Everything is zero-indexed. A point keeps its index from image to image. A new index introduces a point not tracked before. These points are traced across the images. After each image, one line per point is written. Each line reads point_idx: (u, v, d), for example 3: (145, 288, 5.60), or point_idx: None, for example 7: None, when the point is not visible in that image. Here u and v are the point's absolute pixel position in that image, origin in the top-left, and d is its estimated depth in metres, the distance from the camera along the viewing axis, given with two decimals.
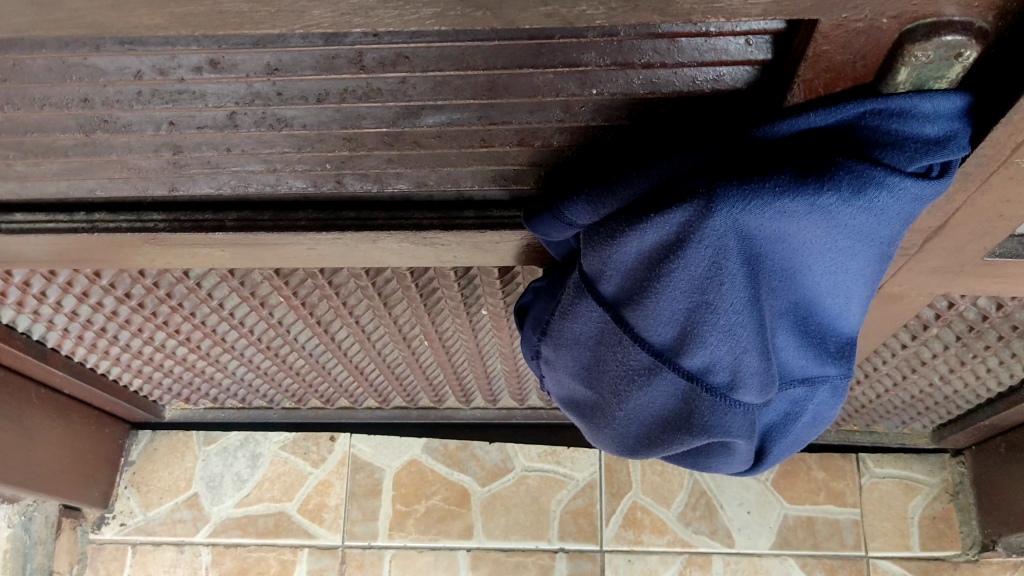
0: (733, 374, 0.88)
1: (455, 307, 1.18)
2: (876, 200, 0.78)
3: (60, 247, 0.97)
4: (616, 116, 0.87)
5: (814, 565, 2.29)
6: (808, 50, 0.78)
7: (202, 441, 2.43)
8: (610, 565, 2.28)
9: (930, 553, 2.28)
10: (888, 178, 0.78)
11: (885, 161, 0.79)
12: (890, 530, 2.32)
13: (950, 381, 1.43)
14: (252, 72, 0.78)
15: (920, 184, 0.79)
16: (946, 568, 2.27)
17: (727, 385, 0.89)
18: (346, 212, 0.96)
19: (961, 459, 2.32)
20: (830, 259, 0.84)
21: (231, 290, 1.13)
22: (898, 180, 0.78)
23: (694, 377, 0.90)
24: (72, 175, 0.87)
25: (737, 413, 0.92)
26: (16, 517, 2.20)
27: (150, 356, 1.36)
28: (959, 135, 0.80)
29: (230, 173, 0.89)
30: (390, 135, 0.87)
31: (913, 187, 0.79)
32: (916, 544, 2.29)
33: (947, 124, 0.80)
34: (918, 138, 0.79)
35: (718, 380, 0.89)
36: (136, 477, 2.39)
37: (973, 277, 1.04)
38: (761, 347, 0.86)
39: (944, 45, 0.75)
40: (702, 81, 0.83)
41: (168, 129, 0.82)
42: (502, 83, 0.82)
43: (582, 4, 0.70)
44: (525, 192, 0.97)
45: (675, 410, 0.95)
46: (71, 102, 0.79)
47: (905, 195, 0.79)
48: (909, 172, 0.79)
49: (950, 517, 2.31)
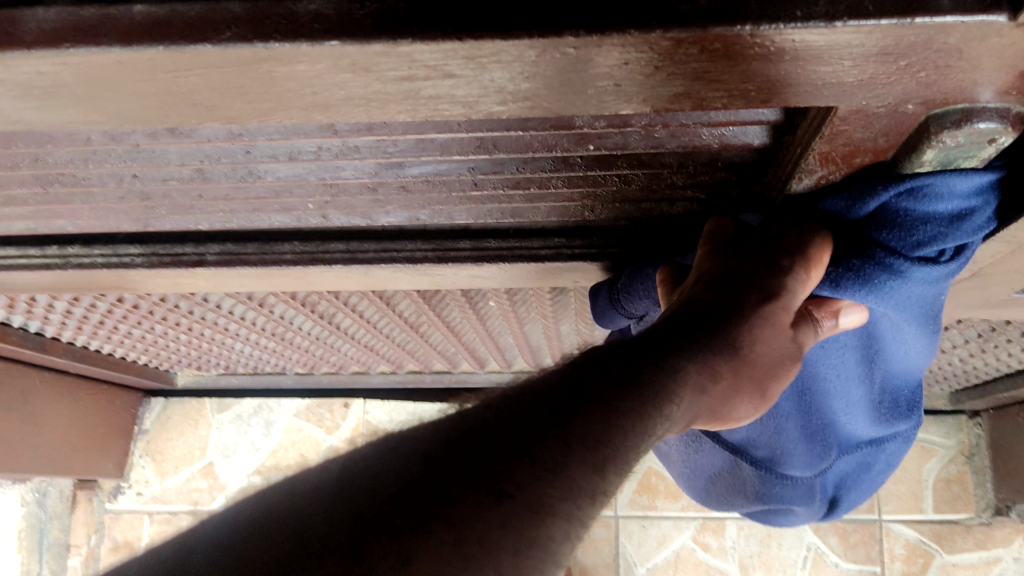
0: (772, 451, 1.02)
1: (461, 302, 1.12)
2: (883, 284, 0.76)
3: (38, 280, 0.95)
4: (616, 164, 0.80)
5: (827, 530, 2.20)
6: (824, 128, 0.69)
7: (214, 409, 2.42)
8: (624, 532, 2.28)
9: (945, 517, 2.14)
10: (900, 265, 0.75)
11: (891, 243, 0.75)
12: (900, 494, 2.18)
13: (969, 360, 1.45)
14: (213, 137, 0.72)
15: (927, 268, 0.75)
16: (959, 532, 2.13)
17: (769, 459, 1.02)
18: (336, 245, 0.92)
19: (980, 421, 2.14)
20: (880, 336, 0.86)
21: (229, 297, 1.08)
22: (902, 264, 0.75)
23: (738, 451, 1.03)
24: (41, 217, 0.84)
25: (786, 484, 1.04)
26: (31, 494, 2.39)
27: (156, 343, 1.30)
28: (976, 212, 0.73)
29: (205, 213, 0.85)
30: (373, 183, 0.82)
31: (919, 271, 0.75)
32: (929, 507, 2.15)
33: (967, 200, 0.72)
34: (934, 216, 0.73)
35: (759, 454, 1.02)
36: (150, 446, 2.41)
37: (1000, 296, 0.97)
38: (799, 435, 1.00)
39: (976, 131, 0.65)
40: (710, 139, 0.76)
41: (131, 181, 0.78)
42: (492, 140, 0.76)
43: (567, 97, 0.62)
44: (531, 222, 0.91)
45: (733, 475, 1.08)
46: (21, 163, 0.75)
47: (916, 279, 0.76)
48: (916, 256, 0.74)
49: (966, 479, 2.14)
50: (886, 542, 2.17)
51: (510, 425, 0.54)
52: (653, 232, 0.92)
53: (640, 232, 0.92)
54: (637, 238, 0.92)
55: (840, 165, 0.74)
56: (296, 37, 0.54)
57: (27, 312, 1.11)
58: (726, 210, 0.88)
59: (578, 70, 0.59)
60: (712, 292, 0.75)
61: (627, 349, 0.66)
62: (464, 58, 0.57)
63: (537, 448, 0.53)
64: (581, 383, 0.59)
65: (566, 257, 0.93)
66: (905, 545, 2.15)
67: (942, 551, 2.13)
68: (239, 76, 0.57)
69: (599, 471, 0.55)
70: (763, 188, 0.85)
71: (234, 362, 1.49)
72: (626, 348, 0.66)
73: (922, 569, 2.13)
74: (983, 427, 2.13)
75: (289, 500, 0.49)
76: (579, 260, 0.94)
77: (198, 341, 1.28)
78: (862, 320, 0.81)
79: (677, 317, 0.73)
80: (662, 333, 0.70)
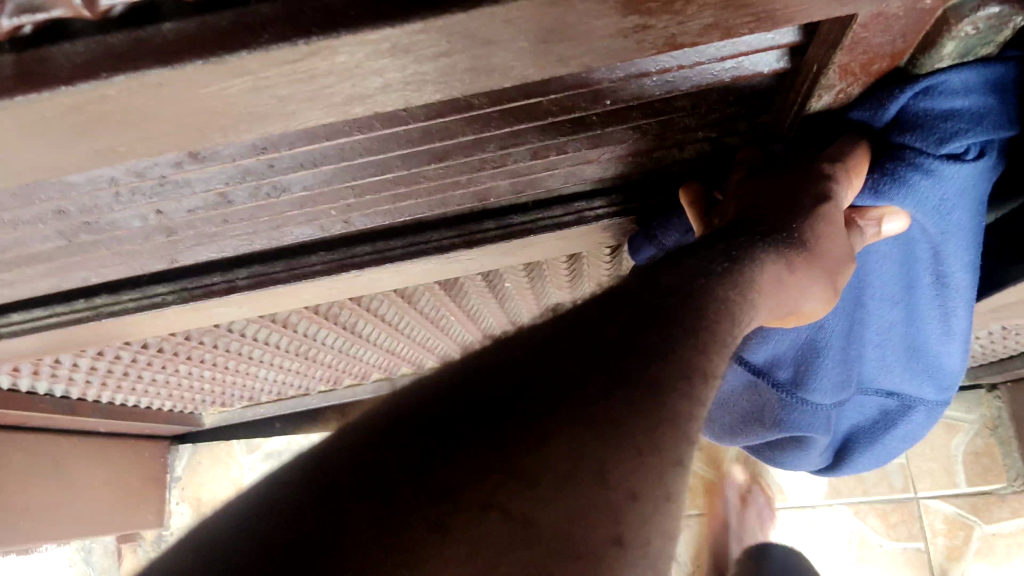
0: (796, 370, 0.99)
1: (480, 287, 1.12)
2: (916, 182, 0.74)
3: (65, 338, 0.96)
4: (631, 114, 0.79)
5: (868, 511, 2.14)
6: (843, 39, 0.67)
7: (244, 450, 2.37)
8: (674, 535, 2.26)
9: (978, 489, 2.06)
10: (928, 163, 0.73)
11: (915, 143, 0.73)
12: (933, 471, 2.11)
13: None
14: (236, 155, 0.71)
15: (952, 165, 0.73)
16: (995, 502, 2.03)
17: (792, 381, 0.99)
18: (363, 248, 0.91)
19: (999, 393, 2.07)
20: (922, 283, 0.88)
21: (259, 325, 1.08)
22: (930, 161, 0.73)
23: (760, 372, 1.00)
24: (63, 271, 0.83)
25: (809, 413, 1.03)
26: (79, 553, 2.45)
27: (182, 386, 1.29)
28: (993, 110, 0.72)
29: (230, 237, 0.84)
30: (395, 178, 0.81)
31: (943, 168, 0.73)
32: (962, 481, 2.08)
33: (981, 98, 0.71)
34: (949, 115, 0.72)
35: (783, 376, 1.00)
36: (187, 491, 2.37)
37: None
38: (834, 358, 0.96)
39: (995, 15, 0.65)
40: (721, 72, 0.75)
41: (155, 218, 0.77)
42: (512, 113, 0.75)
43: (601, 47, 0.61)
44: (549, 191, 0.91)
45: (753, 400, 1.07)
46: (45, 216, 0.74)
47: (944, 180, 0.74)
48: (938, 153, 0.72)
49: (994, 450, 2.06)
50: (926, 518, 2.09)
51: (602, 331, 0.56)
52: (667, 180, 0.92)
53: (660, 181, 0.92)
54: (653, 190, 0.92)
55: (859, 76, 0.73)
56: (336, 27, 0.53)
57: (51, 376, 1.11)
58: (737, 147, 0.87)
59: (615, 13, 0.58)
60: (751, 203, 0.73)
61: (691, 250, 0.66)
62: (500, 22, 0.56)
63: (641, 346, 0.56)
64: (655, 293, 0.60)
65: (590, 220, 0.93)
66: (944, 519, 2.07)
67: (981, 522, 2.03)
68: (272, 77, 0.56)
69: (697, 350, 0.58)
70: (772, 117, 0.83)
71: (260, 390, 1.48)
72: (691, 249, 0.66)
73: (964, 542, 2.04)
74: (1002, 399, 2.06)
75: (407, 405, 0.52)
76: (603, 220, 0.94)
77: (224, 375, 1.27)
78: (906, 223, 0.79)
79: (739, 221, 0.71)
80: (719, 237, 0.68)
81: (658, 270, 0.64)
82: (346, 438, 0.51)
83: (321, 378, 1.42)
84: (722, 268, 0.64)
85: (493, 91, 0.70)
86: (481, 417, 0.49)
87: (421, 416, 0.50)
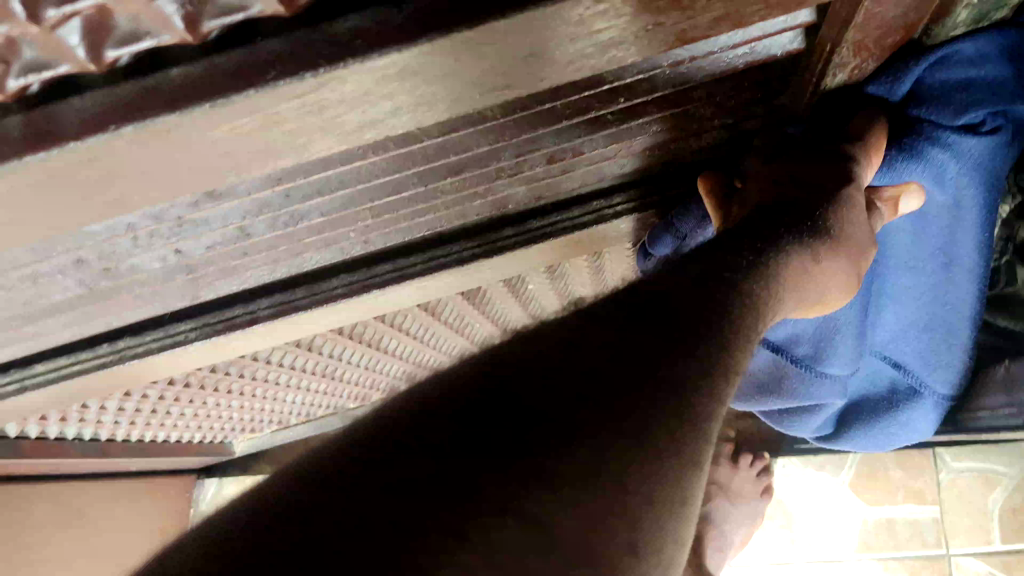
0: (816, 348, 0.91)
1: (504, 292, 1.12)
2: (934, 157, 0.73)
3: (93, 384, 0.96)
4: (645, 108, 0.78)
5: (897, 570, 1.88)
6: (856, 17, 0.66)
7: None
8: None
9: (1012, 547, 1.79)
10: (944, 136, 0.73)
11: (932, 118, 0.72)
12: (967, 527, 1.84)
13: None
14: (251, 189, 0.70)
15: (967, 137, 0.73)
16: None
17: (812, 356, 0.92)
18: (384, 266, 0.91)
19: None
20: (935, 267, 0.87)
21: (284, 351, 1.08)
22: (946, 135, 0.73)
23: (778, 347, 0.93)
24: (86, 318, 0.83)
25: (826, 384, 0.96)
26: None
27: (209, 416, 1.28)
28: (1009, 80, 0.70)
29: (250, 269, 0.84)
30: (414, 196, 0.80)
31: (959, 141, 0.73)
32: (997, 538, 1.81)
33: (997, 70, 0.70)
34: (965, 86, 0.71)
35: (801, 353, 0.92)
36: None
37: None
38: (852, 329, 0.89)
39: None
40: (734, 59, 0.73)
41: (175, 257, 0.77)
42: (524, 120, 0.74)
43: (612, 49, 0.60)
44: (567, 192, 0.90)
45: (765, 374, 0.99)
46: (64, 265, 0.73)
47: (960, 152, 0.74)
48: (955, 125, 0.72)
49: None
50: None
51: (624, 324, 0.49)
52: (686, 169, 0.90)
53: (680, 172, 0.91)
54: (673, 180, 0.91)
55: (873, 51, 0.71)
56: (342, 58, 0.52)
57: (80, 421, 1.10)
58: (755, 131, 0.85)
59: (624, 14, 0.56)
60: (780, 187, 0.69)
61: (718, 243, 0.61)
62: (507, 37, 0.55)
63: (665, 339, 0.49)
64: (678, 283, 0.54)
65: (610, 217, 0.93)
66: None
67: None
68: (282, 111, 0.55)
69: (718, 343, 0.51)
70: (789, 98, 0.82)
71: (288, 413, 1.47)
72: (714, 244, 0.61)
73: None
74: None
75: (407, 406, 0.44)
76: (623, 216, 0.93)
77: (250, 402, 1.26)
78: (919, 201, 0.77)
79: (764, 211, 0.66)
80: (750, 226, 0.64)
81: (680, 261, 0.58)
82: (336, 442, 0.43)
83: (347, 395, 1.41)
84: (749, 262, 0.58)
85: (505, 103, 0.69)
86: (501, 412, 0.42)
87: (429, 412, 0.42)
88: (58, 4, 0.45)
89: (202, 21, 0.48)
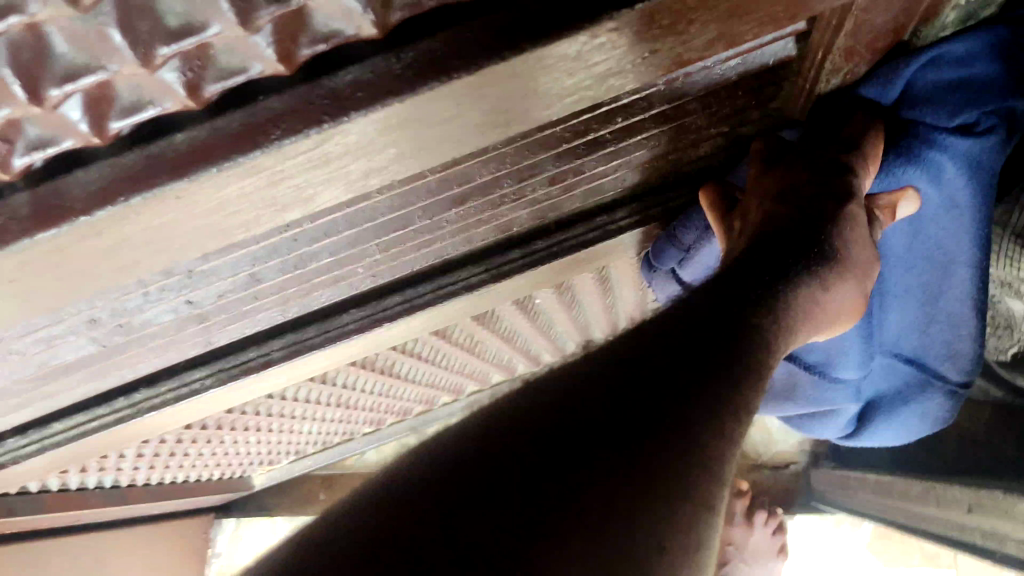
0: (828, 354, 0.92)
1: (513, 309, 1.12)
2: (929, 160, 0.73)
3: (112, 436, 0.96)
4: (642, 125, 0.78)
5: None
6: (846, 23, 0.66)
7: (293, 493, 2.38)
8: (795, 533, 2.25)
9: None
10: (939, 139, 0.73)
11: (927, 120, 0.73)
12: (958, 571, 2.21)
13: None
14: (258, 239, 0.70)
15: (962, 139, 0.72)
16: None
17: (823, 364, 0.93)
18: (393, 300, 0.91)
19: None
20: (935, 268, 0.86)
21: (300, 386, 1.08)
22: (940, 137, 0.73)
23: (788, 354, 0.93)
24: (102, 373, 0.83)
25: (838, 388, 0.97)
26: None
27: (228, 454, 1.29)
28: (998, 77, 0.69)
29: (261, 313, 0.84)
30: (419, 229, 0.81)
31: (954, 143, 0.73)
32: None
33: (986, 70, 0.70)
34: (958, 86, 0.71)
35: (811, 360, 0.93)
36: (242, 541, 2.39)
37: None
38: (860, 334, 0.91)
39: None
40: (727, 71, 0.73)
41: (186, 309, 0.77)
42: (524, 148, 0.74)
43: (610, 79, 0.60)
44: (570, 210, 0.90)
45: (780, 383, 1.00)
46: (78, 326, 0.74)
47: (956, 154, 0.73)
48: (948, 127, 0.72)
49: None
50: None
51: (659, 349, 0.47)
52: (686, 178, 0.91)
53: (681, 180, 0.91)
54: (673, 189, 0.91)
55: (865, 55, 0.72)
56: (344, 111, 0.52)
57: (100, 470, 1.11)
58: (751, 136, 0.86)
59: (620, 46, 0.56)
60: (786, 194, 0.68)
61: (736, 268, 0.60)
62: (504, 79, 0.55)
63: (705, 368, 0.47)
64: (702, 312, 0.52)
65: (614, 232, 0.93)
66: None
67: None
68: (286, 167, 0.56)
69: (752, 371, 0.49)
70: (782, 102, 0.82)
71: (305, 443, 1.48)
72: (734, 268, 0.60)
73: None
74: None
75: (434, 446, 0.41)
76: (626, 231, 0.93)
77: (268, 436, 1.27)
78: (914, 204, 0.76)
79: (776, 223, 0.64)
80: (765, 245, 0.62)
81: (702, 290, 0.57)
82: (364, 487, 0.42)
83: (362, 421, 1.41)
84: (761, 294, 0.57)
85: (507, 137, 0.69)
86: (548, 433, 0.39)
87: (461, 445, 0.39)
88: (61, 81, 0.45)
89: (203, 86, 0.48)
